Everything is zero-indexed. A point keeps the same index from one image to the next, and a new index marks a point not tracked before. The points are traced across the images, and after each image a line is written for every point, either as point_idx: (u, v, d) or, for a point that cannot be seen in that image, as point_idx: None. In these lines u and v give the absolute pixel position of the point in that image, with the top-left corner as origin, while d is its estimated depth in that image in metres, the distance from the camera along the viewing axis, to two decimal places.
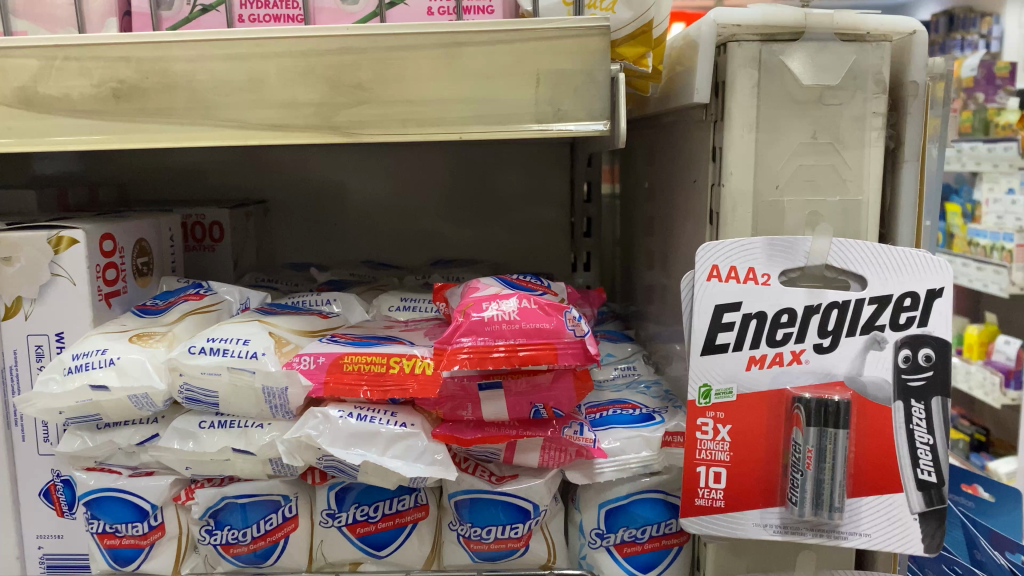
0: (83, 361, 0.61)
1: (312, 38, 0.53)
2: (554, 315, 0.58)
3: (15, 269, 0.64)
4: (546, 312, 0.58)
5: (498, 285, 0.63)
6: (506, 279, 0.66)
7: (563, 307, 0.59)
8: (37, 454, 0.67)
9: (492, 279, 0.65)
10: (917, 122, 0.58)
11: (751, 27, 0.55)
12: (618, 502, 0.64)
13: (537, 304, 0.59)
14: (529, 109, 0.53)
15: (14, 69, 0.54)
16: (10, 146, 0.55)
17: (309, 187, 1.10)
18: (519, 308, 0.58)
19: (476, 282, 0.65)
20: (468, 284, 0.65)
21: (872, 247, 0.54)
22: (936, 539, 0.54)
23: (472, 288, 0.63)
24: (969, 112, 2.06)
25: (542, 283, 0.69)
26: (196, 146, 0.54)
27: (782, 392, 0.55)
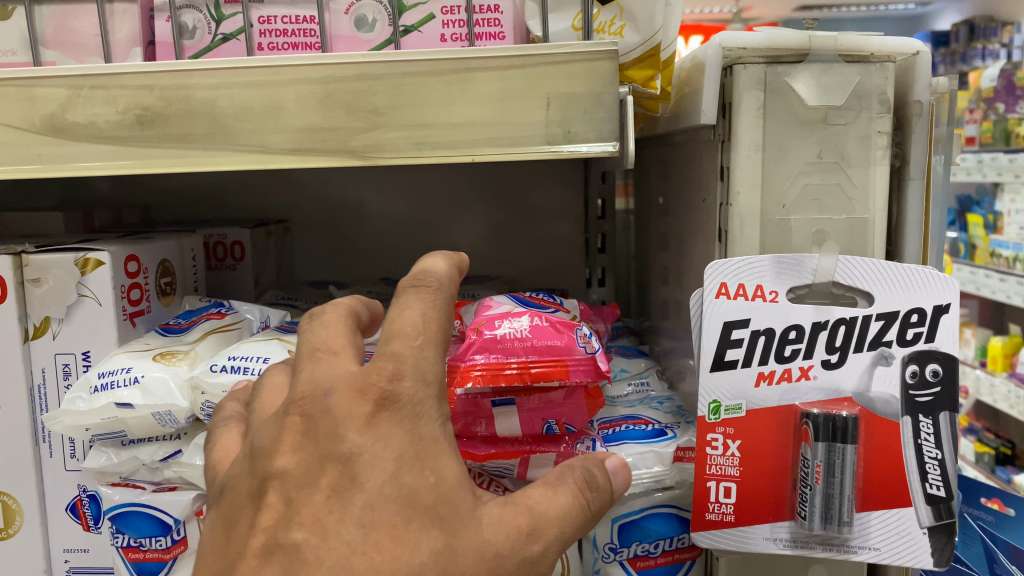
0: (108, 380, 0.62)
1: (329, 65, 0.55)
2: (566, 333, 0.60)
3: (43, 289, 0.66)
4: (558, 329, 0.60)
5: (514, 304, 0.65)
6: (516, 296, 0.67)
7: (573, 325, 0.61)
8: (63, 470, 0.69)
9: (505, 297, 0.66)
10: (921, 141, 0.59)
11: (757, 50, 0.56)
12: (631, 517, 0.65)
13: (549, 321, 0.61)
14: (540, 132, 0.55)
15: (42, 97, 0.56)
16: (40, 171, 0.57)
17: (328, 206, 1.12)
18: (532, 326, 0.60)
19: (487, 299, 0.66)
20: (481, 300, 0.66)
21: (880, 264, 0.55)
22: (946, 553, 0.55)
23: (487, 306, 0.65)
24: (989, 122, 2.05)
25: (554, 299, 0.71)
26: (217, 170, 0.56)
27: (791, 408, 0.56)
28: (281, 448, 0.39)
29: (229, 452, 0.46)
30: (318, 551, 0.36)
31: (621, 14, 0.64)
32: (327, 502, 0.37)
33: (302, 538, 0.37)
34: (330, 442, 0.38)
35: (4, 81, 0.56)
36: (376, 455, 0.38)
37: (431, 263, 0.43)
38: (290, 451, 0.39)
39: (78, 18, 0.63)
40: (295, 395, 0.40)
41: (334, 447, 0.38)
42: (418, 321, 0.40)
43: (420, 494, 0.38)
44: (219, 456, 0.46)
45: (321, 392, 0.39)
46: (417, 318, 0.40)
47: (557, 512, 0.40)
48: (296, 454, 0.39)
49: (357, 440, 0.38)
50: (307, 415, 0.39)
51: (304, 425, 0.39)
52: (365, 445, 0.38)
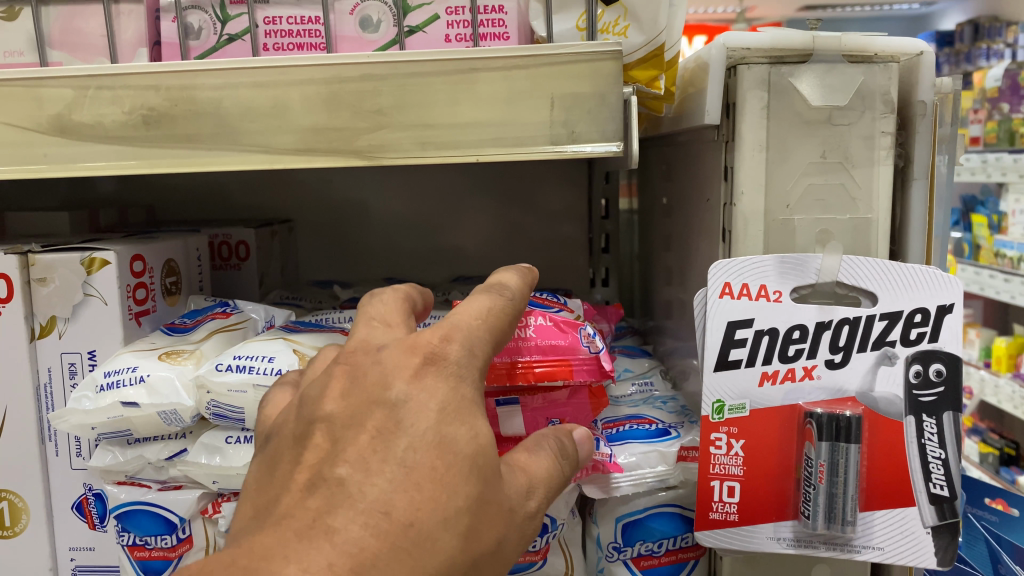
0: (114, 379, 0.63)
1: (334, 66, 0.55)
2: (570, 332, 0.60)
3: (49, 289, 0.67)
4: (562, 328, 0.61)
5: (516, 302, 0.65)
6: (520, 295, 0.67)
7: (577, 324, 0.61)
8: (69, 469, 0.69)
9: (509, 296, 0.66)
10: (925, 141, 0.59)
11: (761, 50, 0.57)
12: (635, 516, 0.65)
13: (553, 321, 0.61)
14: (544, 132, 0.55)
15: (48, 98, 0.56)
16: (47, 171, 0.57)
17: (332, 206, 1.12)
18: (536, 325, 0.60)
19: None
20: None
21: (883, 263, 0.55)
22: (950, 553, 0.55)
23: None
24: (994, 122, 2.05)
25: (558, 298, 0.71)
26: (222, 170, 0.56)
27: (795, 407, 0.56)
28: (329, 395, 0.41)
29: (279, 406, 0.48)
30: (360, 485, 0.37)
31: (625, 14, 0.64)
32: (370, 443, 0.39)
33: (346, 475, 0.38)
34: (379, 390, 0.40)
35: (11, 81, 0.56)
36: (421, 403, 0.39)
37: (506, 280, 0.49)
38: (339, 397, 0.41)
39: (85, 18, 0.63)
40: (351, 353, 0.43)
41: (381, 394, 0.40)
42: (480, 312, 0.44)
43: (459, 444, 0.39)
44: (270, 411, 0.48)
45: (377, 349, 0.43)
46: (484, 306, 0.45)
47: (542, 468, 0.46)
48: (346, 398, 0.41)
49: (404, 388, 0.40)
50: (359, 367, 0.42)
51: (353, 373, 0.42)
52: (411, 394, 0.40)
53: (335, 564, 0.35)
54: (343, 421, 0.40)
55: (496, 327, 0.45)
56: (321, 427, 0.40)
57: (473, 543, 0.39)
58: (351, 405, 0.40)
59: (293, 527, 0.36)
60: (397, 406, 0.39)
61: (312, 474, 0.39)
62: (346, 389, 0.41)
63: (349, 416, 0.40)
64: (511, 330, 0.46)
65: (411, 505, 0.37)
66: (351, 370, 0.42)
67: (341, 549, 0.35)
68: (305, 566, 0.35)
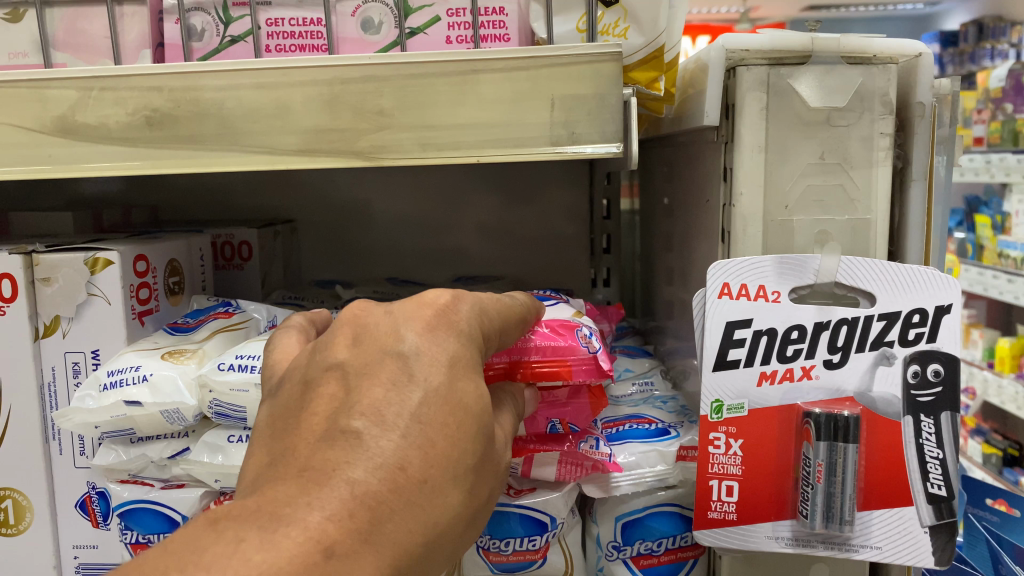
0: (118, 378, 0.63)
1: (336, 67, 0.55)
2: (566, 335, 0.61)
3: (53, 288, 0.67)
4: (558, 331, 0.61)
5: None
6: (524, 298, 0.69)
7: (573, 327, 0.62)
8: (73, 467, 0.70)
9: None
10: (924, 142, 0.59)
11: (759, 52, 0.57)
12: (635, 515, 0.65)
13: (549, 325, 0.61)
14: (545, 133, 0.55)
15: (53, 99, 0.57)
16: (51, 172, 0.57)
17: (336, 206, 1.12)
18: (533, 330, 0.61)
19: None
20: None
21: (881, 263, 0.56)
22: (947, 553, 0.55)
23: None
24: (998, 123, 2.05)
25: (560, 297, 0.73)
26: (225, 170, 0.56)
27: (793, 407, 0.57)
28: (339, 342, 0.42)
29: (285, 354, 0.48)
30: (378, 439, 0.37)
31: (625, 16, 0.64)
32: (385, 393, 0.39)
33: (362, 427, 0.38)
34: (392, 341, 0.41)
35: (16, 83, 0.57)
36: (435, 356, 0.40)
37: (514, 296, 0.55)
38: (350, 346, 0.42)
39: (89, 20, 0.64)
40: (361, 308, 0.44)
41: (393, 344, 0.41)
42: (489, 303, 0.48)
43: (468, 402, 0.40)
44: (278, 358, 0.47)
45: (389, 304, 0.44)
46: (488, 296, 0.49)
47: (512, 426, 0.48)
48: (357, 347, 0.41)
49: (417, 341, 0.41)
50: (371, 319, 0.43)
51: (361, 328, 0.42)
52: (423, 346, 0.41)
53: (355, 515, 0.35)
54: (357, 367, 0.40)
55: (499, 310, 0.48)
56: (334, 374, 0.41)
57: (473, 500, 0.40)
58: (364, 353, 0.41)
59: (312, 476, 0.36)
60: (413, 357, 0.40)
61: (326, 423, 0.38)
62: (358, 338, 0.42)
63: (363, 363, 0.40)
64: (514, 318, 0.50)
65: (425, 461, 0.38)
66: (361, 323, 0.43)
67: (361, 501, 0.36)
68: (328, 515, 0.35)
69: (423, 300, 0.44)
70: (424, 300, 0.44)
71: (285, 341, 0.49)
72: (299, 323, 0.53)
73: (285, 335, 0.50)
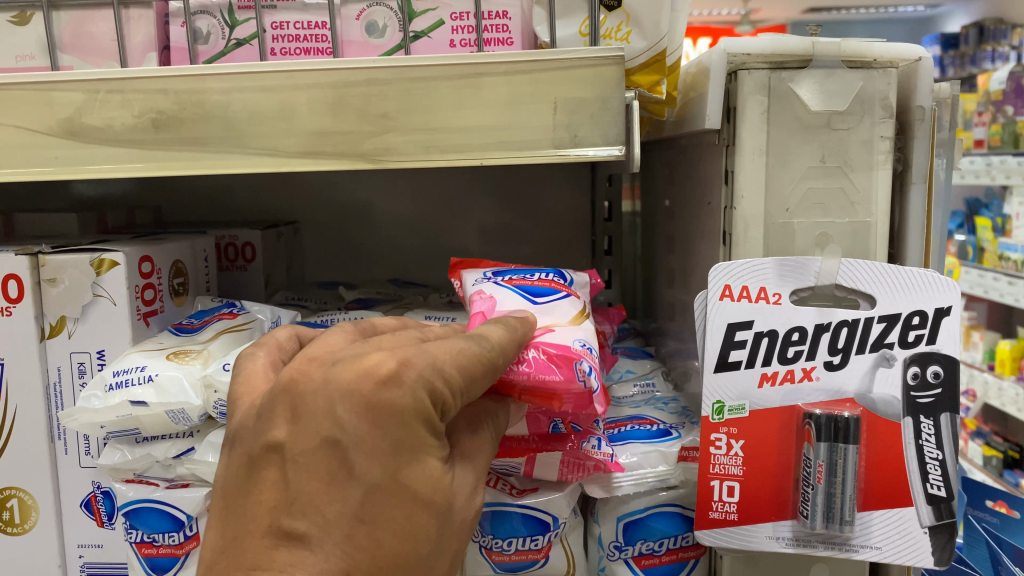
0: (123, 378, 0.64)
1: (340, 71, 0.56)
2: (564, 366, 0.54)
3: (59, 289, 0.68)
4: (557, 362, 0.54)
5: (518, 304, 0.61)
6: (522, 290, 0.64)
7: (573, 358, 0.55)
8: (79, 467, 0.70)
9: (506, 295, 0.63)
10: (924, 145, 0.59)
11: (761, 56, 0.57)
12: (636, 515, 0.66)
13: (547, 354, 0.54)
14: (547, 135, 0.56)
15: (60, 101, 0.57)
16: (57, 173, 0.58)
17: (338, 207, 1.13)
18: (526, 357, 0.54)
19: (482, 294, 0.64)
20: (476, 292, 0.64)
21: (881, 266, 0.56)
22: (947, 553, 0.55)
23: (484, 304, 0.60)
24: (998, 125, 2.06)
25: (562, 283, 0.67)
26: (230, 172, 0.57)
27: (794, 408, 0.57)
28: (281, 421, 0.44)
29: (248, 381, 0.50)
30: (320, 543, 0.41)
31: (627, 20, 0.64)
32: (325, 489, 0.42)
33: (305, 529, 0.42)
34: (330, 428, 0.43)
35: (23, 85, 0.57)
36: (373, 445, 0.42)
37: (493, 331, 0.51)
38: (290, 425, 0.44)
39: (95, 22, 0.64)
40: (308, 366, 0.45)
41: (332, 434, 0.43)
42: (451, 358, 0.46)
43: (414, 488, 0.43)
44: (241, 388, 0.49)
45: (332, 368, 0.44)
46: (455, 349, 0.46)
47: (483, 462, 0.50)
48: (296, 428, 0.43)
49: (355, 430, 0.42)
50: (310, 392, 0.44)
51: (299, 404, 0.44)
52: (361, 436, 0.42)
53: None
54: (295, 454, 0.43)
55: (465, 365, 0.46)
56: (277, 456, 0.43)
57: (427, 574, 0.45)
58: (302, 437, 0.43)
59: None
60: (349, 448, 0.42)
61: (271, 521, 0.42)
62: (296, 417, 0.44)
63: (301, 450, 0.43)
64: (488, 374, 0.48)
65: (370, 560, 0.42)
66: (302, 395, 0.44)
67: None
68: None
69: (366, 373, 0.43)
70: (367, 371, 0.43)
71: (253, 366, 0.51)
72: (273, 343, 0.54)
73: (251, 357, 0.52)
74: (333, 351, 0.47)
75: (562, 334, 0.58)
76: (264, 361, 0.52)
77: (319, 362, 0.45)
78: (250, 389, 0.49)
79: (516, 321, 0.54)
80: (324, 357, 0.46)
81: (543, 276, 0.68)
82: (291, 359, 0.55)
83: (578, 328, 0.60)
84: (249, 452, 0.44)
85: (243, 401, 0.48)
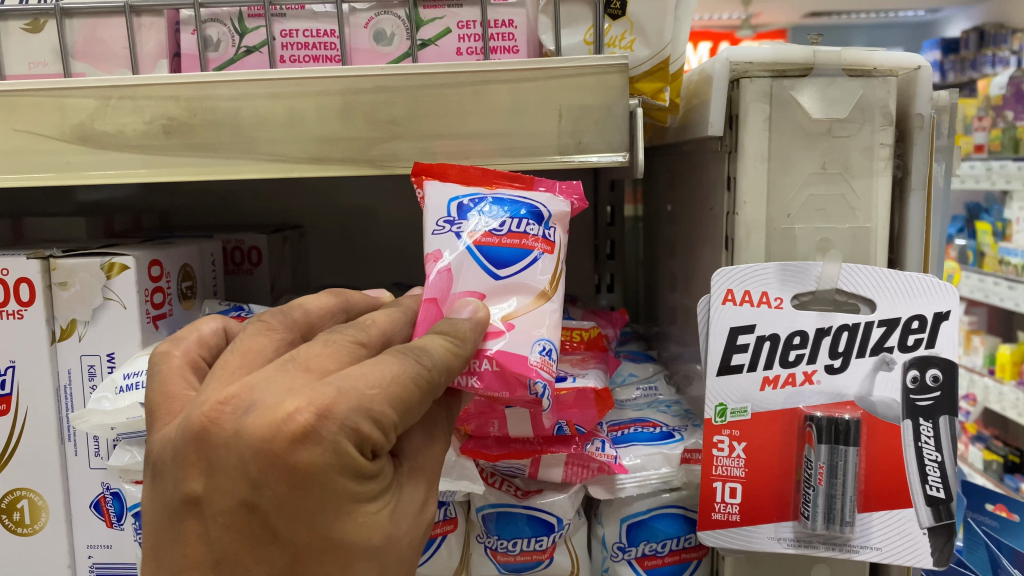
0: (134, 381, 0.65)
1: (349, 78, 0.57)
2: (514, 384, 0.49)
3: (70, 292, 0.69)
4: (509, 378, 0.49)
5: (473, 281, 0.52)
6: (480, 251, 0.52)
7: (526, 374, 0.49)
8: (88, 468, 0.71)
9: (462, 262, 0.52)
10: (923, 152, 0.61)
11: (763, 64, 0.59)
12: (640, 516, 0.67)
13: (500, 368, 0.49)
14: (552, 142, 0.57)
15: (72, 108, 0.58)
16: (68, 178, 0.58)
17: (343, 211, 1.14)
18: (475, 367, 0.49)
19: (434, 251, 0.53)
20: (431, 244, 0.54)
21: (882, 271, 0.57)
22: (945, 553, 0.56)
23: (434, 279, 0.52)
24: (998, 130, 2.06)
25: (537, 231, 0.54)
26: (240, 178, 0.58)
27: (795, 411, 0.58)
28: (194, 472, 0.39)
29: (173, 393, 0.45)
30: None
31: (631, 29, 0.65)
32: (248, 548, 0.39)
33: None
34: (246, 489, 0.38)
35: (36, 91, 0.58)
36: (293, 508, 0.38)
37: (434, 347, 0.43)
38: (203, 479, 0.39)
39: (107, 29, 0.65)
40: (220, 406, 0.39)
41: (248, 495, 0.38)
42: (378, 395, 0.39)
43: (349, 542, 0.40)
44: (158, 400, 0.45)
45: (244, 416, 0.38)
46: (383, 380, 0.40)
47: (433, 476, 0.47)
48: (212, 483, 0.39)
49: (272, 493, 0.38)
50: (220, 445, 0.38)
51: (210, 458, 0.39)
52: (279, 499, 0.38)
53: None
54: (215, 513, 0.39)
55: (397, 397, 0.40)
56: (196, 509, 0.40)
57: None
58: (219, 496, 0.39)
59: None
60: (269, 510, 0.38)
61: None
62: (211, 471, 0.39)
63: (220, 508, 0.39)
64: (425, 399, 0.42)
65: None
66: (213, 446, 0.39)
67: None
68: None
69: (278, 429, 0.37)
70: (279, 427, 0.37)
71: (168, 371, 0.46)
72: (192, 338, 0.50)
73: (165, 358, 0.47)
74: (248, 379, 0.40)
75: (518, 333, 0.51)
76: (181, 362, 0.47)
77: (233, 403, 0.39)
78: (169, 401, 0.45)
79: (467, 329, 0.47)
80: (241, 389, 0.39)
81: (511, 221, 0.54)
82: (215, 357, 0.50)
83: (540, 314, 0.52)
84: (170, 500, 0.40)
85: (162, 419, 0.44)
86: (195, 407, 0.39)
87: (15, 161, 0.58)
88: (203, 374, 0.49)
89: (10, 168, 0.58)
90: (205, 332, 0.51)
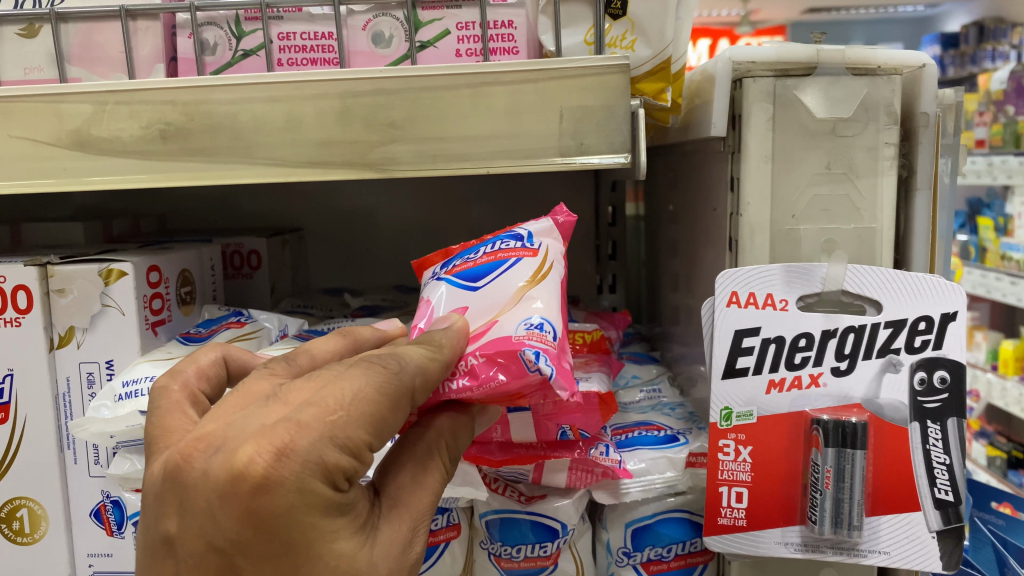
0: (133, 388, 0.64)
1: (347, 81, 0.56)
2: (506, 364, 0.48)
3: (67, 300, 0.68)
4: (498, 360, 0.48)
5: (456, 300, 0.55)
6: (461, 277, 0.56)
7: (511, 347, 0.48)
8: (88, 476, 0.71)
9: (443, 290, 0.56)
10: (928, 151, 0.60)
11: (765, 64, 0.58)
12: (644, 521, 0.67)
13: (483, 356, 0.48)
14: (553, 143, 0.56)
15: (69, 113, 0.57)
16: (64, 185, 0.58)
17: (343, 213, 1.13)
18: (463, 368, 0.49)
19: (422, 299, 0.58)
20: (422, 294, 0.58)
21: (888, 272, 0.56)
22: (955, 557, 0.56)
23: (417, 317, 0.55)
24: (1000, 125, 2.05)
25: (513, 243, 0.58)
26: (238, 183, 0.57)
27: (802, 414, 0.57)
28: (169, 514, 0.39)
29: (163, 419, 0.45)
30: None
31: (632, 28, 0.65)
32: None
33: None
34: (212, 534, 0.38)
35: (31, 97, 0.57)
36: (259, 551, 0.38)
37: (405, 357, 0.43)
38: (175, 521, 0.39)
39: (101, 33, 0.64)
40: (196, 441, 0.39)
41: (215, 538, 0.38)
42: (342, 415, 0.39)
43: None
44: (156, 433, 0.44)
45: (212, 456, 0.38)
46: (348, 395, 0.40)
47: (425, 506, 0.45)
48: (185, 524, 0.39)
49: (237, 537, 0.37)
50: (190, 486, 0.38)
51: (183, 500, 0.39)
52: (245, 541, 0.37)
53: None
54: (187, 555, 0.39)
55: (363, 414, 0.40)
56: (171, 551, 0.39)
57: None
58: (190, 538, 0.38)
59: None
60: (237, 554, 0.38)
61: None
62: (183, 511, 0.39)
63: (191, 551, 0.38)
64: (399, 411, 0.42)
65: None
66: (185, 487, 0.39)
67: None
68: None
69: (240, 474, 0.37)
70: (239, 472, 0.37)
71: (167, 406, 0.46)
72: (190, 371, 0.50)
73: (164, 393, 0.47)
74: (230, 417, 0.40)
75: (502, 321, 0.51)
76: (179, 395, 0.47)
77: (207, 440, 0.39)
78: (166, 434, 0.44)
79: (443, 338, 0.47)
80: (218, 427, 0.40)
81: (490, 248, 0.58)
82: (213, 389, 0.51)
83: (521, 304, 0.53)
84: (150, 540, 0.40)
85: (156, 453, 0.43)
86: (175, 445, 0.40)
87: (12, 167, 0.58)
88: (204, 408, 0.49)
89: (7, 174, 0.58)
90: (202, 364, 0.51)
